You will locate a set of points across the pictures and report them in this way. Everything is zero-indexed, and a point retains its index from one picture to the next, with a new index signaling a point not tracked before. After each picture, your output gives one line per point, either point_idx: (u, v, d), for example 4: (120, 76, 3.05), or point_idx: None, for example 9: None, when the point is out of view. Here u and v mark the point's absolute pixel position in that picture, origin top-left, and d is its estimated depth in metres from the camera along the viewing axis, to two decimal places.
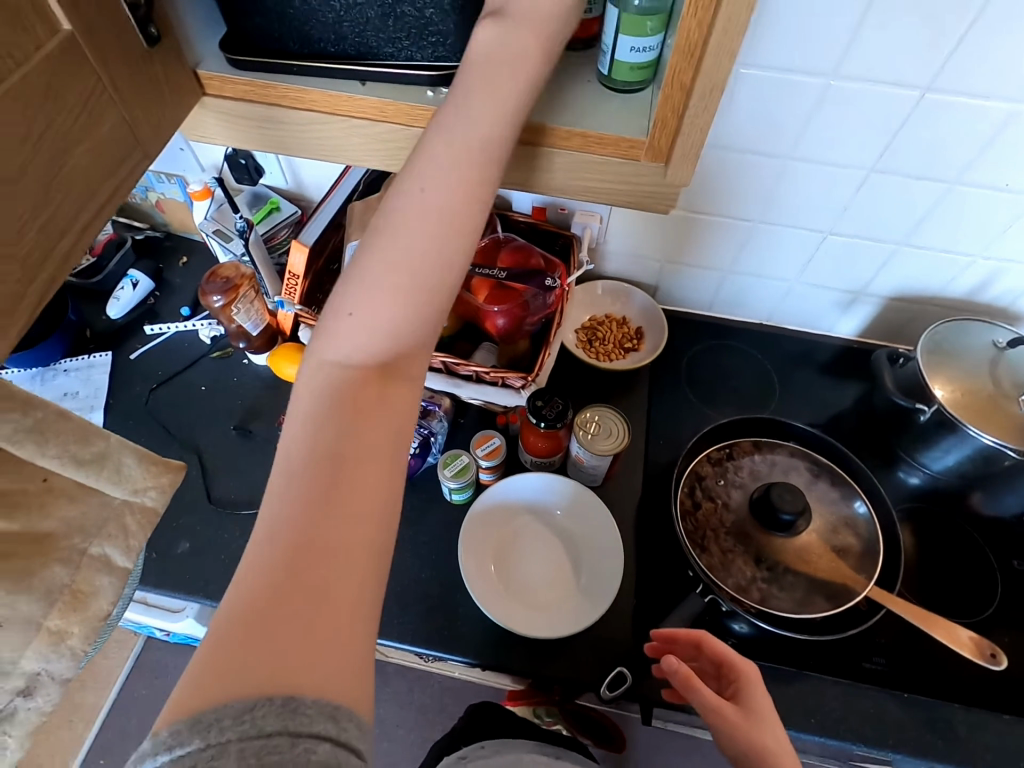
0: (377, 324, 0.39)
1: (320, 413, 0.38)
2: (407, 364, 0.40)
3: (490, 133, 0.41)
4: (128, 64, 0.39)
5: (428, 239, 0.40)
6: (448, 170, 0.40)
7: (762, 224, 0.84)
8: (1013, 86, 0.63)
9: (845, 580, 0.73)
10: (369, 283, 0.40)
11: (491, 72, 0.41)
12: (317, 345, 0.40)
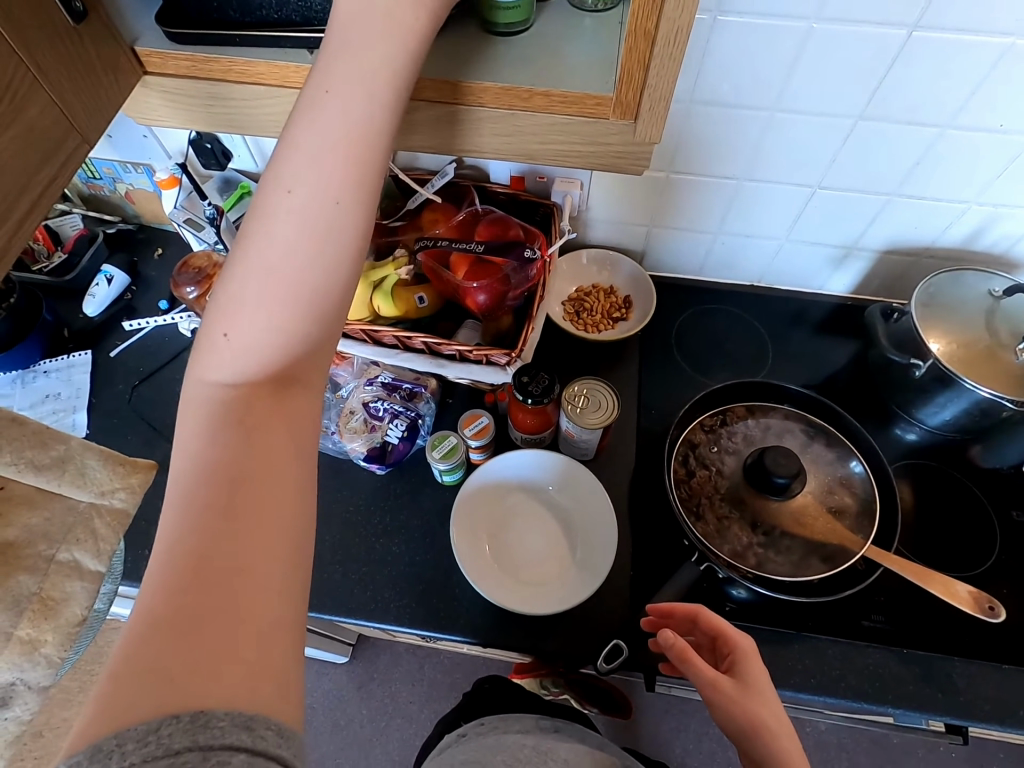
0: (267, 323, 0.38)
1: (212, 434, 0.36)
2: (296, 373, 0.39)
3: (361, 119, 0.38)
4: (52, 44, 0.37)
5: (310, 222, 0.38)
6: (321, 147, 0.38)
7: (748, 182, 0.81)
8: (1007, 21, 0.60)
9: (841, 540, 0.72)
10: (242, 297, 0.38)
11: (357, 44, 0.38)
12: (201, 357, 0.38)
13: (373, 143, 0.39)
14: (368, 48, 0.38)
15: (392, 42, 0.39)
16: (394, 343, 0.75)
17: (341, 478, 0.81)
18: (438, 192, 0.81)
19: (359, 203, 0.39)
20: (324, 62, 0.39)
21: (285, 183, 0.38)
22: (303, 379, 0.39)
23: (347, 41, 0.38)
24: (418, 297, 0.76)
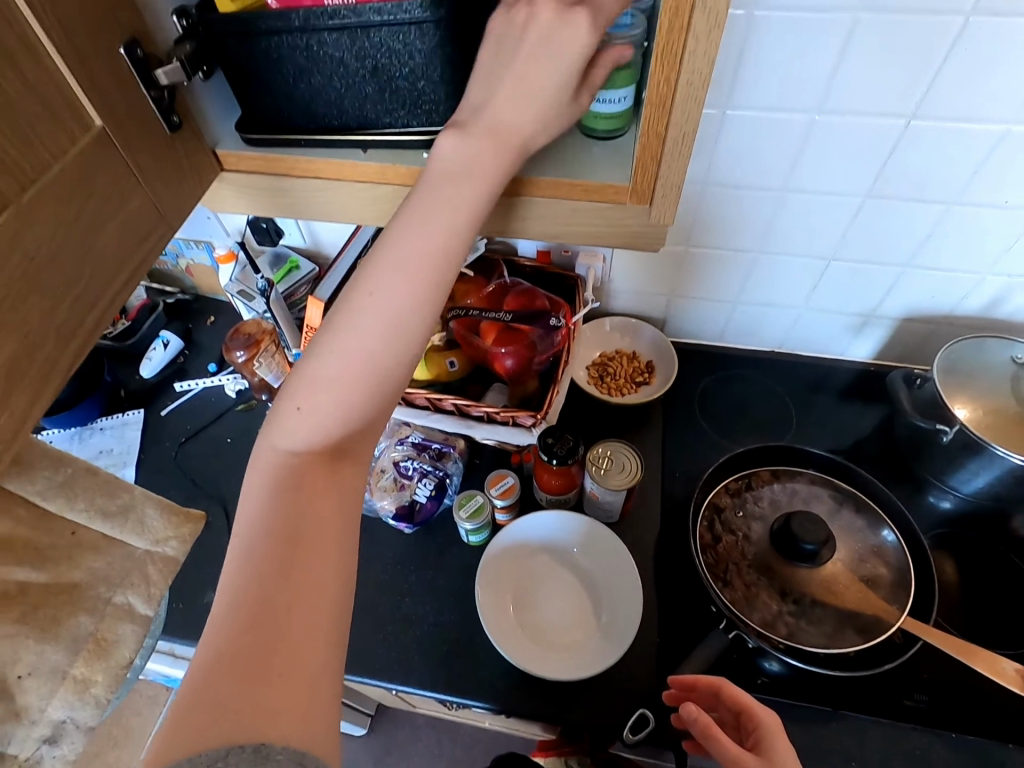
0: (338, 406, 0.41)
1: (273, 493, 0.40)
2: (352, 450, 0.43)
3: (445, 241, 0.43)
4: (152, 148, 0.44)
5: (390, 322, 0.42)
6: (411, 259, 0.42)
7: (763, 256, 0.86)
8: (998, 111, 0.65)
9: (876, 611, 0.70)
10: (317, 377, 0.41)
11: (451, 177, 0.43)
12: (274, 424, 0.42)
13: (450, 261, 0.44)
14: (461, 181, 0.43)
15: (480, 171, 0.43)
16: (425, 405, 0.78)
17: (369, 536, 0.83)
18: (470, 266, 0.87)
19: (432, 313, 0.43)
20: (421, 185, 0.44)
21: (371, 284, 0.43)
22: (352, 455, 0.43)
23: (440, 171, 0.44)
24: (449, 361, 0.81)
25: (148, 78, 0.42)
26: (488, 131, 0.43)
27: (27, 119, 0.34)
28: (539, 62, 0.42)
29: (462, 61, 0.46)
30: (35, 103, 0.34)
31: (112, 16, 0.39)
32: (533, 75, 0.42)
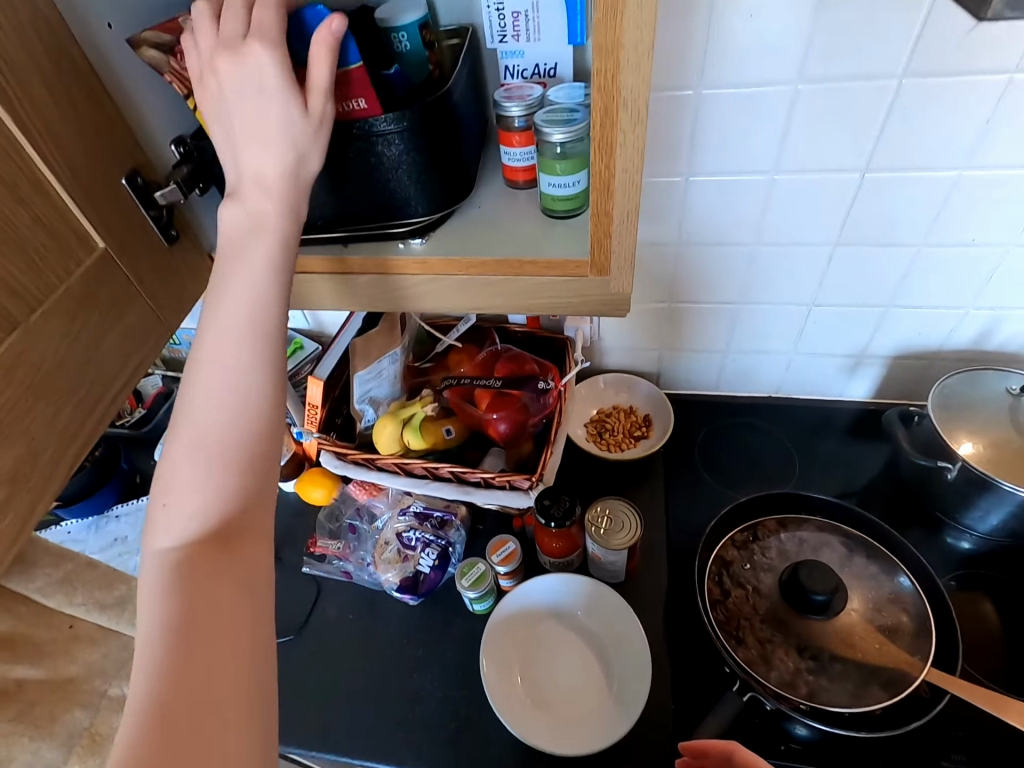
0: (202, 488, 0.42)
1: (166, 598, 0.39)
2: (239, 526, 0.42)
3: (255, 296, 0.45)
4: (150, 261, 0.48)
5: (228, 390, 0.43)
6: (229, 328, 0.44)
7: (746, 307, 0.88)
8: (950, 159, 0.68)
9: (899, 664, 0.67)
10: (179, 469, 0.42)
11: (247, 243, 0.45)
12: (149, 535, 0.42)
13: (272, 316, 0.46)
14: (249, 243, 0.45)
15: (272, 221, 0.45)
16: (422, 474, 0.79)
17: (375, 610, 0.82)
18: (463, 337, 0.91)
19: (267, 364, 0.45)
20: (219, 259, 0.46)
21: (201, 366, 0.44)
22: (250, 529, 0.42)
23: (233, 241, 0.46)
24: (446, 429, 0.82)
25: (148, 201, 0.47)
26: (256, 187, 0.45)
27: (38, 251, 0.39)
28: (255, 106, 0.43)
29: (432, 160, 0.51)
30: (45, 237, 0.39)
31: (116, 154, 0.44)
32: (261, 118, 0.44)
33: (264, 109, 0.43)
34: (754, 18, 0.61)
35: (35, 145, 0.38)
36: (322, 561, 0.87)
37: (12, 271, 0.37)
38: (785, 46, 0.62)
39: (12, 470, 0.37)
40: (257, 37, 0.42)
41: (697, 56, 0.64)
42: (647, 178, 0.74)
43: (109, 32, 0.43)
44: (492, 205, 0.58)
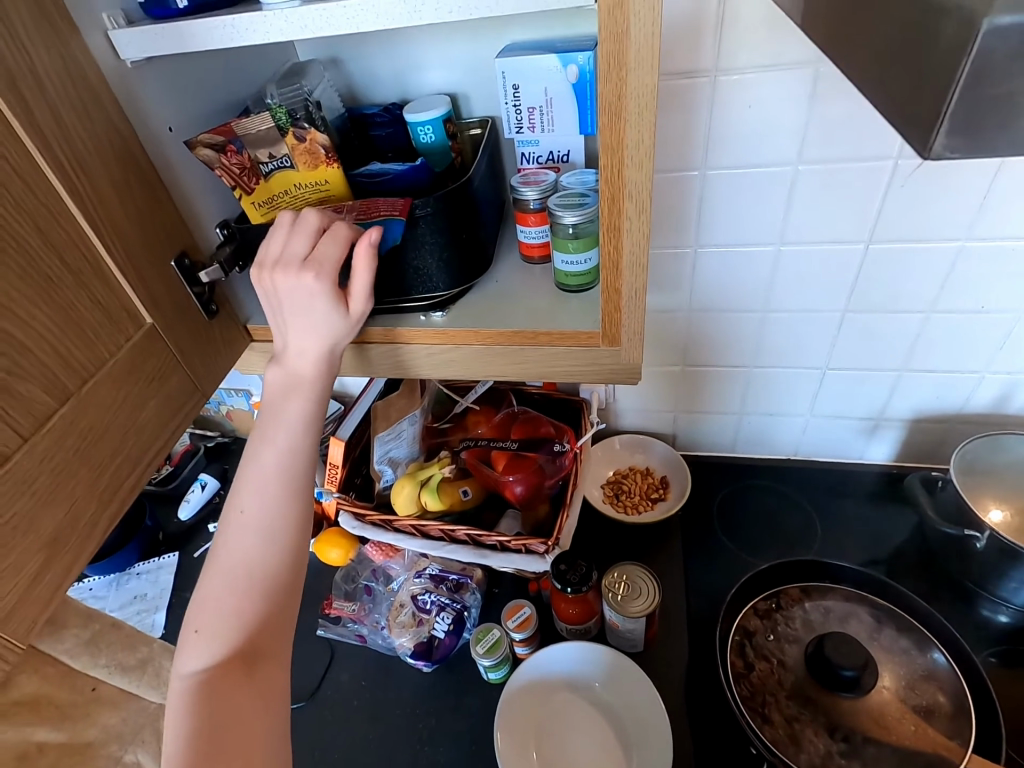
0: (231, 618, 0.48)
1: (190, 714, 0.45)
2: (259, 652, 0.49)
3: (288, 446, 0.53)
4: (191, 332, 0.52)
5: (260, 531, 0.51)
6: (265, 475, 0.52)
7: (761, 370, 0.89)
8: (951, 231, 0.71)
9: (938, 748, 0.63)
10: (212, 599, 0.49)
11: (283, 398, 0.53)
12: (179, 655, 0.48)
13: (301, 463, 0.53)
14: (286, 402, 0.52)
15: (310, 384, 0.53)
16: (439, 536, 0.80)
17: (388, 677, 0.81)
18: (480, 399, 0.93)
19: (295, 507, 0.52)
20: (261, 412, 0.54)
21: (240, 509, 0.51)
22: (268, 652, 0.49)
23: (273, 396, 0.53)
24: (462, 490, 0.83)
25: (192, 279, 0.51)
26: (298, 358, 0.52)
27: (95, 328, 0.42)
28: (304, 312, 0.50)
29: (452, 241, 0.55)
30: (101, 315, 0.43)
31: (168, 239, 0.49)
32: (307, 319, 0.51)
33: (311, 317, 0.50)
34: (753, 106, 0.65)
35: (101, 236, 0.42)
36: (337, 623, 0.86)
37: (69, 346, 0.40)
38: (784, 130, 0.66)
39: (53, 532, 0.39)
40: (315, 263, 0.48)
41: (700, 139, 0.69)
42: (657, 248, 0.78)
43: (169, 134, 0.49)
44: (509, 279, 0.61)
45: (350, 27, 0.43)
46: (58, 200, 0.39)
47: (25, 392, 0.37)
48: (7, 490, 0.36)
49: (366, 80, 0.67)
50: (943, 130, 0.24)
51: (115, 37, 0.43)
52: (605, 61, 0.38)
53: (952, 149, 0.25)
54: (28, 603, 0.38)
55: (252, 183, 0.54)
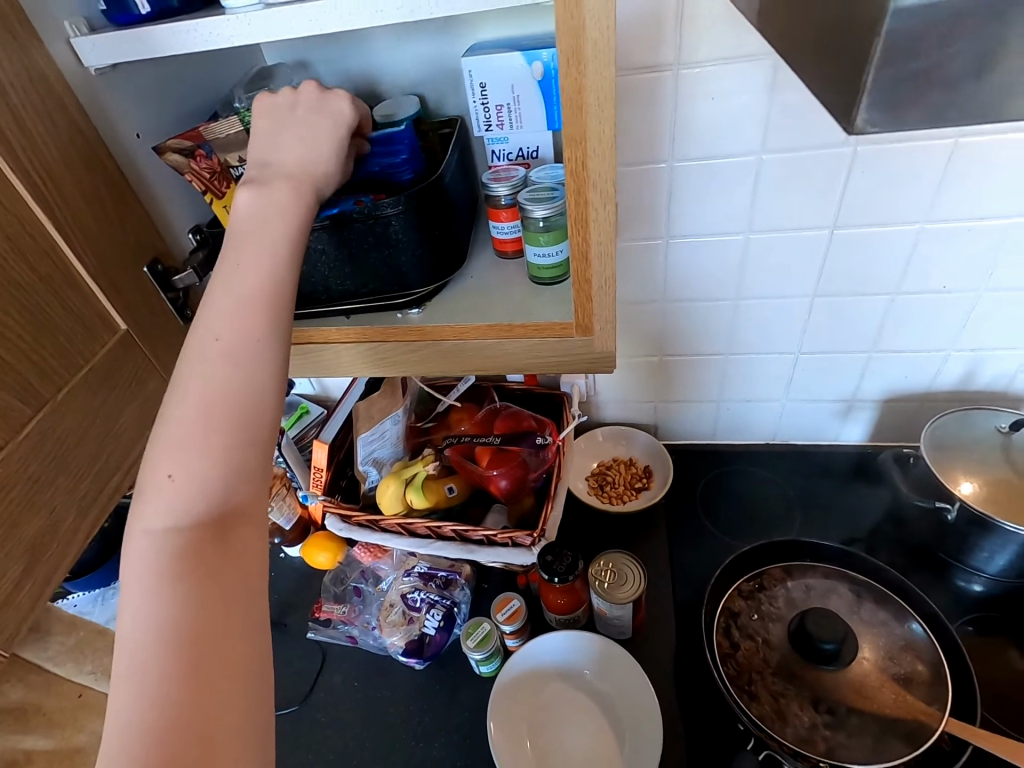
0: (207, 462, 0.40)
1: (162, 578, 0.37)
2: (239, 510, 0.40)
3: (266, 269, 0.44)
4: (167, 338, 0.52)
5: (239, 362, 0.42)
6: (241, 296, 0.43)
7: (737, 357, 0.91)
8: (910, 215, 0.73)
9: (918, 715, 0.65)
10: (177, 436, 0.40)
11: (265, 223, 0.46)
12: (140, 507, 0.39)
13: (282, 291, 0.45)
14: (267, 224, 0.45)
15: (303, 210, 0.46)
16: (426, 534, 0.80)
17: (381, 676, 0.81)
18: (462, 396, 0.94)
19: (279, 338, 0.43)
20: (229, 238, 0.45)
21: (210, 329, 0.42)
22: (249, 511, 0.40)
23: (246, 217, 0.46)
24: (448, 487, 0.84)
25: (166, 284, 0.51)
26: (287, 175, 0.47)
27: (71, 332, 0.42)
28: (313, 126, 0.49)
29: (425, 238, 0.55)
30: (75, 322, 0.43)
31: (140, 245, 0.49)
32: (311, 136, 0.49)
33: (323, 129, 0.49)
34: (715, 99, 0.67)
35: (73, 244, 0.42)
36: (327, 625, 0.86)
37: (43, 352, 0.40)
38: (745, 121, 0.68)
39: (32, 539, 0.39)
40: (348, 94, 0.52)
41: (666, 133, 0.70)
42: (629, 240, 0.79)
43: (137, 141, 0.50)
44: (485, 274, 0.62)
45: (314, 28, 0.43)
46: (26, 207, 0.39)
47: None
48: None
49: (335, 82, 0.68)
50: (864, 106, 0.26)
51: (78, 45, 0.44)
52: (565, 57, 0.39)
53: (874, 123, 0.26)
54: (8, 612, 0.38)
55: (222, 187, 0.53)
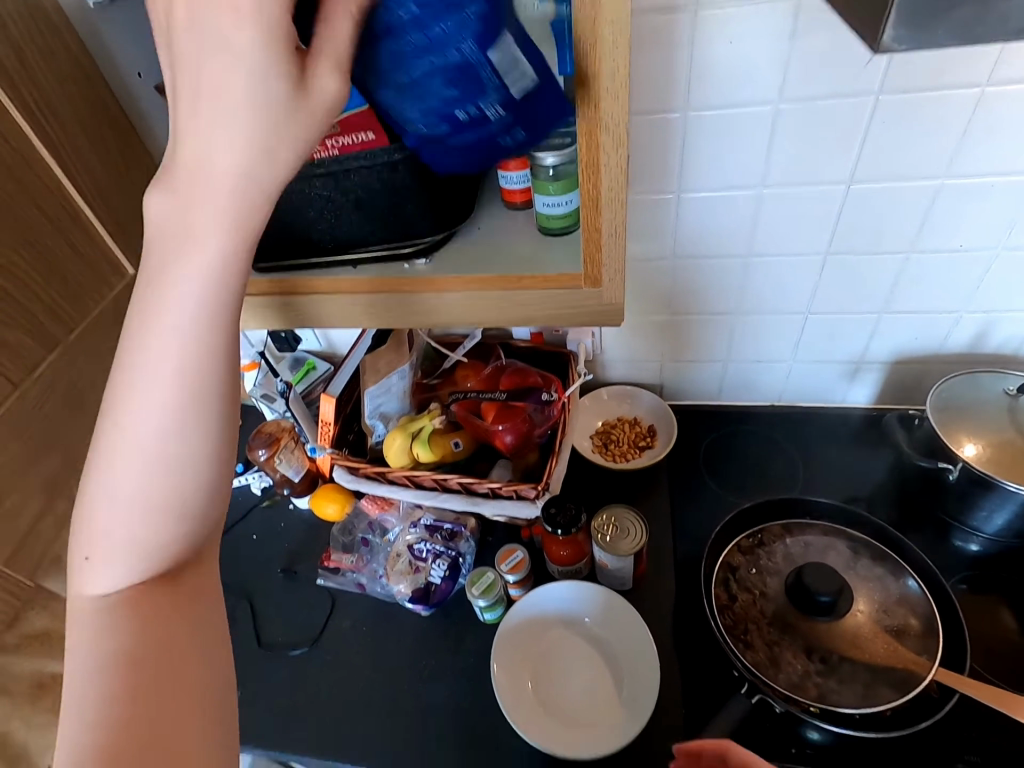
0: (144, 539, 0.42)
1: (105, 634, 0.41)
2: (183, 564, 0.44)
3: (191, 340, 0.39)
4: None
5: (166, 447, 0.40)
6: (165, 369, 0.39)
7: (745, 316, 0.90)
8: (929, 168, 0.71)
9: (908, 665, 0.67)
10: (108, 521, 0.41)
11: (173, 256, 0.37)
12: (82, 576, 0.42)
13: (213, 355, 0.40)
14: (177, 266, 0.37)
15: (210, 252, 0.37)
16: (433, 486, 0.82)
17: (389, 621, 0.84)
18: (469, 353, 0.95)
19: (208, 414, 0.41)
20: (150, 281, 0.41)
21: (133, 409, 0.40)
22: (194, 562, 0.45)
23: (163, 247, 0.37)
24: (454, 442, 0.85)
25: None
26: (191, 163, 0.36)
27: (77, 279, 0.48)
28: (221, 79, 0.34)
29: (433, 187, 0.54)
30: (81, 265, 0.47)
31: None
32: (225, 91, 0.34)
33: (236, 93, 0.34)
34: (734, 42, 0.64)
35: None
36: (336, 573, 0.89)
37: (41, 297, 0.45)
38: (764, 65, 0.66)
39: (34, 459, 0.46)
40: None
41: (681, 79, 0.68)
42: (639, 194, 0.78)
43: (139, 81, 0.45)
44: (492, 225, 0.61)
45: None
46: (36, 154, 0.42)
47: (6, 336, 0.43)
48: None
49: None
50: (892, 26, 0.34)
51: None
52: None
53: (899, 40, 0.34)
54: (22, 516, 0.45)
55: None
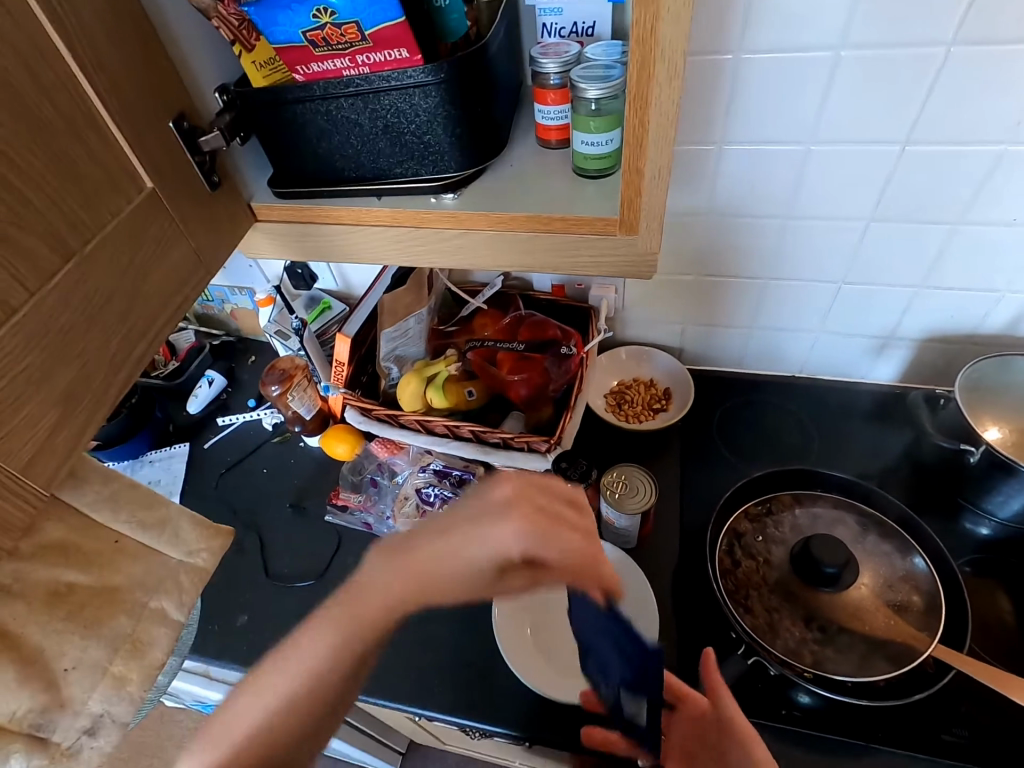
0: (249, 724, 0.54)
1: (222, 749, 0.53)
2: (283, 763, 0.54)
3: (308, 678, 0.56)
4: (193, 205, 0.50)
5: (290, 690, 0.55)
6: (290, 679, 0.55)
7: (775, 282, 0.87)
8: (994, 133, 0.66)
9: (907, 640, 0.68)
10: (227, 721, 0.55)
11: (362, 597, 0.58)
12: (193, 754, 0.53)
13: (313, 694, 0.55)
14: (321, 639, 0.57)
15: (427, 560, 0.59)
16: (444, 433, 0.81)
17: None
18: (488, 302, 0.93)
19: (322, 690, 0.55)
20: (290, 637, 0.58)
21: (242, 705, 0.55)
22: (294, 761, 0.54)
23: (362, 589, 0.59)
24: (467, 390, 0.84)
25: (193, 145, 0.49)
26: (456, 554, 0.59)
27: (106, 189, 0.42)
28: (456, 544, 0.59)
29: (466, 115, 0.51)
30: (99, 170, 0.41)
31: (163, 96, 0.45)
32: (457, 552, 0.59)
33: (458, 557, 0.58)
34: None
35: (95, 85, 0.40)
36: (344, 511, 0.91)
37: (66, 204, 0.38)
38: (830, 5, 0.61)
39: (58, 390, 0.39)
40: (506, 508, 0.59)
41: (737, 18, 0.63)
42: (679, 144, 0.74)
43: None
44: (525, 163, 0.58)
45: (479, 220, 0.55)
46: (42, 30, 0.36)
47: (26, 241, 0.36)
48: (23, 343, 0.36)
49: None
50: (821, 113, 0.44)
51: None
52: None
53: None
54: (45, 455, 0.39)
55: (252, 39, 0.48)
